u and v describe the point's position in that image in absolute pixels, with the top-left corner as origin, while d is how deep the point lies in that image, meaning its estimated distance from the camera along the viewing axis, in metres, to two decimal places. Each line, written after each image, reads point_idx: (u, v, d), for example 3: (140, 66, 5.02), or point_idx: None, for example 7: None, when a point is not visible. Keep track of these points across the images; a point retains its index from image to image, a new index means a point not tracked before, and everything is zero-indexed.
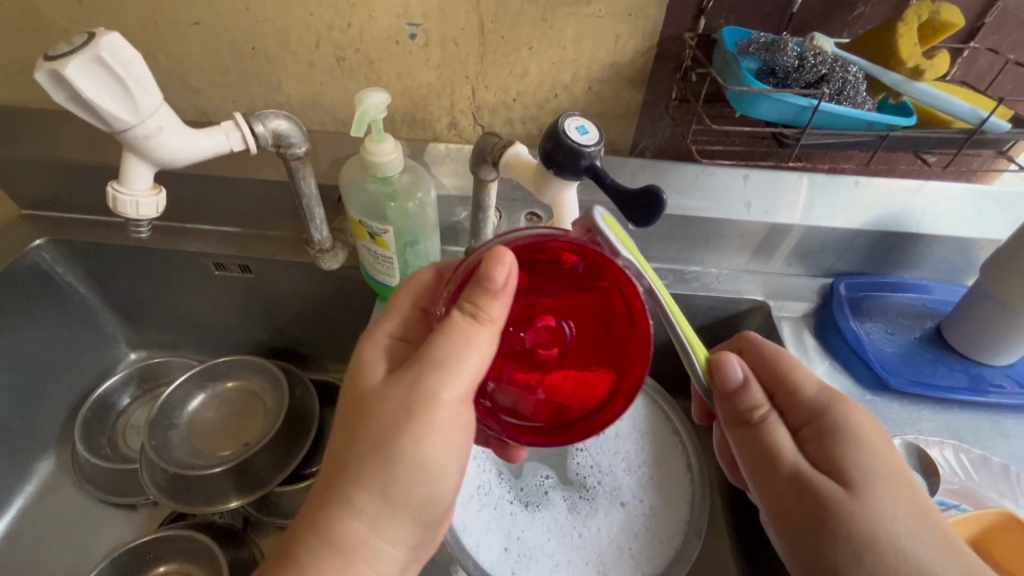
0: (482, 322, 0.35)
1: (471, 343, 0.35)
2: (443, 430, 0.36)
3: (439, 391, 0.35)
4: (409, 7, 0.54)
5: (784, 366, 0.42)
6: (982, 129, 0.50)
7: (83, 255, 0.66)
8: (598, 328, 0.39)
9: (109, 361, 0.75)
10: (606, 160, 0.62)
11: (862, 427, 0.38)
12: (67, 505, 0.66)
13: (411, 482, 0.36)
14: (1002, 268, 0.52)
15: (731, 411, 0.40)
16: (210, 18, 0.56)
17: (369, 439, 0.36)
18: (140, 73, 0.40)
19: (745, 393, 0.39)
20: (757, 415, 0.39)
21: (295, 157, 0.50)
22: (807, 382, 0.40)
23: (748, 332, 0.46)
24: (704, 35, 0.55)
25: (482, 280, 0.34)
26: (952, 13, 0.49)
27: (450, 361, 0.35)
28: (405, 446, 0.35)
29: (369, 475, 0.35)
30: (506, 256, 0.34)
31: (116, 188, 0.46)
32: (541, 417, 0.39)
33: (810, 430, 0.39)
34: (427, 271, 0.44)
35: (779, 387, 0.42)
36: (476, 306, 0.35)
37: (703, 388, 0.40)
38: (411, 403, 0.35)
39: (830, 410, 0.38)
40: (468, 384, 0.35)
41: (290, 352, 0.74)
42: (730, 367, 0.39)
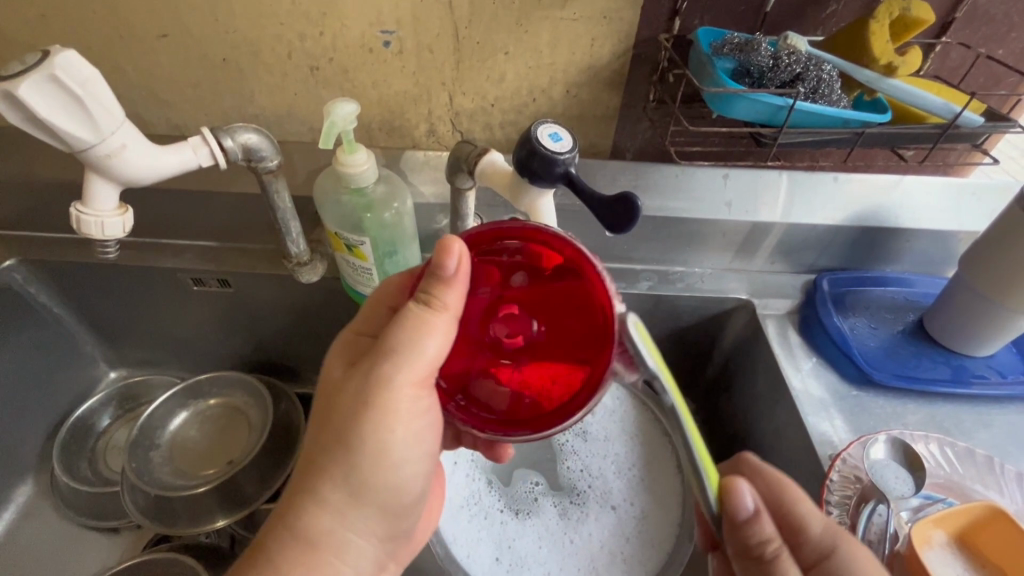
0: (437, 310, 0.35)
1: (427, 329, 0.35)
2: (403, 417, 0.36)
3: (392, 377, 0.35)
4: (381, 15, 0.54)
5: (793, 497, 0.39)
6: (956, 123, 0.51)
7: (55, 275, 0.64)
8: (569, 313, 0.39)
9: (88, 381, 0.73)
10: (585, 163, 0.61)
11: (867, 571, 0.37)
12: (46, 531, 0.65)
13: (373, 470, 0.36)
14: (982, 260, 0.52)
15: (738, 545, 0.36)
16: (178, 30, 0.55)
17: (328, 433, 0.36)
18: (98, 90, 0.39)
19: (756, 524, 0.35)
20: (769, 550, 0.35)
21: (268, 170, 0.49)
22: (813, 518, 0.38)
23: (745, 453, 0.43)
24: (680, 35, 0.55)
25: (435, 269, 0.35)
26: (922, 9, 0.49)
27: (402, 349, 0.35)
28: (366, 437, 0.35)
29: (333, 465, 0.36)
30: (455, 244, 0.34)
31: (80, 209, 0.45)
32: (516, 412, 0.37)
33: (819, 575, 0.37)
34: (398, 274, 0.43)
35: (784, 522, 0.39)
36: (431, 295, 0.35)
37: (709, 511, 0.36)
38: (366, 395, 0.35)
39: (839, 555, 0.37)
40: (427, 369, 0.35)
41: (273, 366, 0.73)
42: (742, 497, 0.35)
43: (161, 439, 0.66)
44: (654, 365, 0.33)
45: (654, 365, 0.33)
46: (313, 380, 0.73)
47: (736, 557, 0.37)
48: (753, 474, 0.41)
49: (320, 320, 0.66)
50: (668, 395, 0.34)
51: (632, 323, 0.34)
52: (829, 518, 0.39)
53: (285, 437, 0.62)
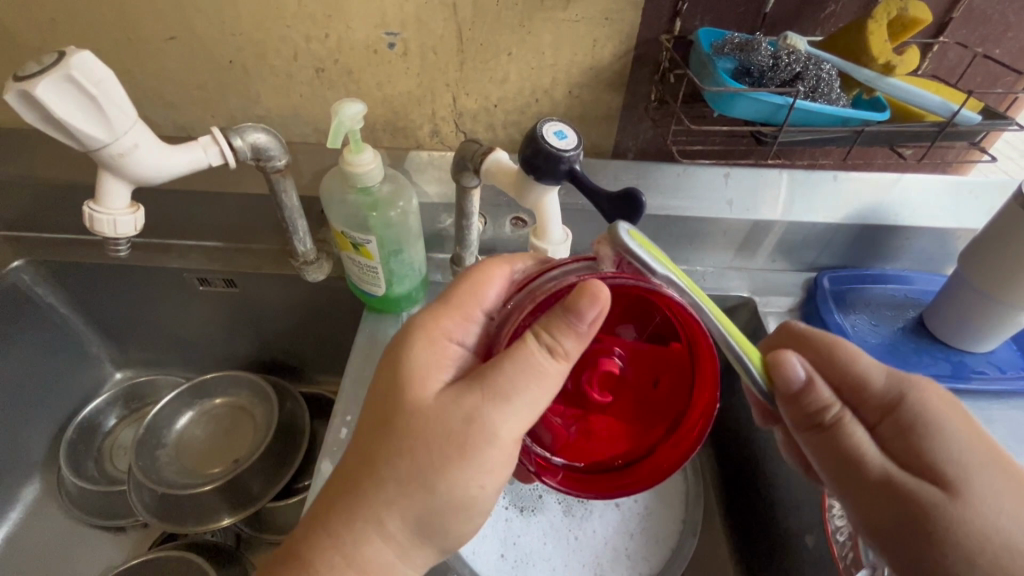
0: (558, 360, 0.33)
1: (541, 379, 0.33)
2: (491, 470, 0.34)
3: (497, 431, 0.33)
4: (386, 16, 0.54)
5: (844, 358, 0.40)
6: (954, 121, 0.51)
7: (63, 275, 0.65)
8: (655, 378, 0.39)
9: (94, 382, 0.74)
10: (588, 163, 0.62)
11: (940, 411, 0.37)
12: (53, 530, 0.65)
13: (446, 516, 0.35)
14: (981, 257, 0.53)
15: (798, 414, 0.37)
16: (186, 33, 0.55)
17: (412, 457, 0.34)
18: (113, 91, 0.39)
19: (811, 393, 0.36)
20: (830, 415, 0.37)
21: (276, 170, 0.50)
22: (872, 373, 0.39)
23: (793, 325, 0.45)
24: (680, 36, 0.56)
25: (570, 314, 0.32)
26: (919, 9, 0.50)
27: (517, 397, 0.33)
28: (452, 484, 0.34)
29: (401, 497, 0.34)
30: (602, 292, 0.32)
31: (92, 208, 0.45)
32: (573, 457, 0.39)
33: (886, 426, 0.37)
34: (498, 274, 0.41)
35: (845, 383, 0.40)
36: (556, 342, 0.33)
37: (764, 393, 0.37)
38: (464, 435, 0.33)
39: (907, 402, 0.37)
40: (529, 424, 0.34)
41: (278, 366, 0.73)
42: (792, 367, 0.36)
43: (168, 439, 0.66)
44: (664, 270, 0.34)
45: (666, 271, 0.34)
46: (318, 379, 0.74)
47: (798, 430, 0.38)
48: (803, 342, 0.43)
49: (325, 319, 0.67)
50: (688, 296, 0.35)
51: (624, 231, 0.34)
52: (893, 369, 0.39)
53: (291, 435, 0.63)
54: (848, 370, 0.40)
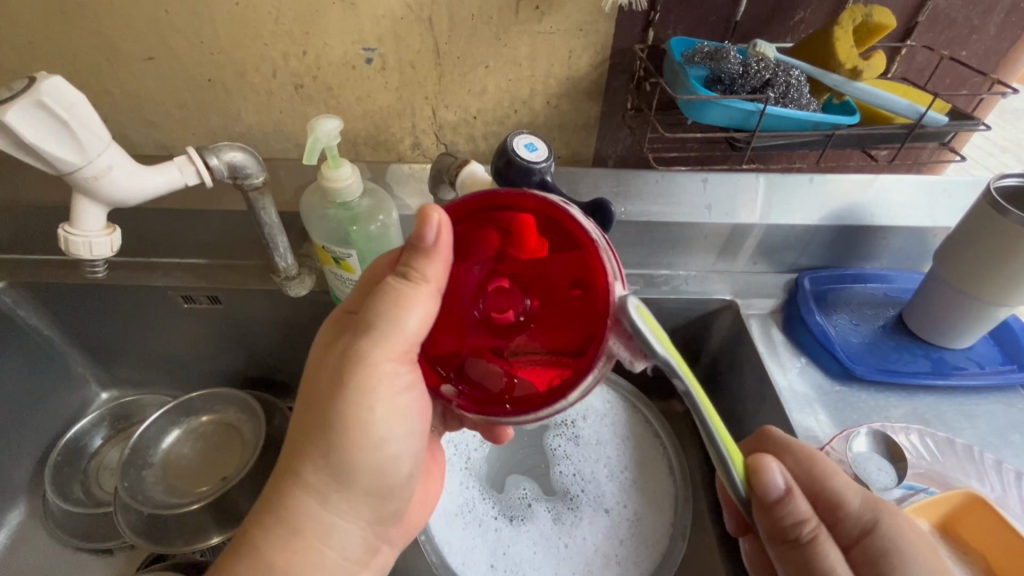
0: (415, 282, 0.35)
1: (406, 302, 0.35)
2: (382, 392, 0.36)
3: (369, 352, 0.35)
4: (363, 32, 0.55)
5: (821, 470, 0.40)
6: (921, 122, 0.52)
7: (45, 296, 0.65)
8: (567, 284, 0.37)
9: (79, 403, 0.73)
10: (568, 171, 0.63)
11: (911, 544, 0.36)
12: (38, 555, 0.64)
13: (354, 452, 0.37)
14: (958, 256, 0.53)
15: (772, 526, 0.36)
16: (164, 52, 0.56)
17: (309, 409, 0.37)
18: (85, 115, 0.40)
19: (788, 505, 0.35)
20: (805, 531, 0.35)
21: (254, 187, 0.50)
22: (848, 491, 0.38)
23: (769, 430, 0.45)
24: (654, 46, 0.57)
25: (415, 241, 0.35)
26: (883, 15, 0.51)
27: (380, 323, 0.35)
28: (345, 414, 0.36)
29: (310, 443, 0.36)
30: (433, 213, 0.34)
31: (68, 230, 0.45)
32: (508, 392, 0.37)
33: (860, 548, 0.37)
34: (383, 258, 0.41)
35: (820, 497, 0.39)
36: (410, 267, 0.35)
37: (740, 496, 0.37)
38: (342, 370, 0.36)
39: (879, 529, 0.36)
40: (402, 344, 0.36)
41: (266, 382, 0.73)
42: (771, 474, 0.35)
43: (155, 457, 0.66)
44: (664, 352, 0.32)
45: (664, 352, 0.32)
46: None
47: (770, 540, 0.37)
48: (781, 450, 0.42)
49: (310, 332, 0.66)
50: (680, 377, 0.33)
51: (630, 303, 0.32)
52: (866, 492, 0.39)
53: (278, 451, 0.62)
54: (826, 482, 0.39)
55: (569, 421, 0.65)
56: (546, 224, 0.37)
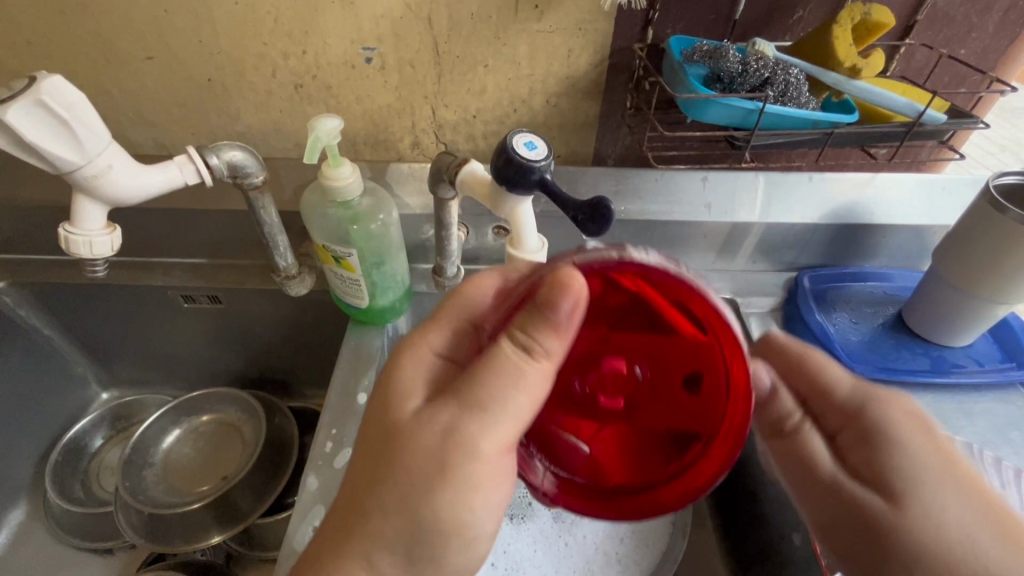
0: (537, 359, 0.34)
1: (522, 383, 0.33)
2: (486, 485, 0.34)
3: (478, 443, 0.33)
4: (362, 31, 0.55)
5: (814, 367, 0.41)
6: (920, 121, 0.52)
7: (45, 296, 0.65)
8: (680, 376, 0.37)
9: (80, 403, 0.73)
10: (567, 170, 0.63)
11: (903, 424, 0.37)
12: (39, 554, 0.64)
13: (443, 538, 0.35)
14: (956, 253, 0.53)
15: (766, 422, 0.44)
16: (164, 52, 0.56)
17: (389, 483, 0.34)
18: (85, 114, 0.40)
19: (774, 402, 0.43)
20: (790, 423, 0.42)
21: (253, 187, 0.50)
22: (838, 384, 0.40)
23: (772, 334, 0.44)
24: (653, 45, 0.57)
25: (545, 308, 0.33)
26: (882, 13, 0.51)
27: (495, 406, 0.33)
28: (435, 503, 0.34)
29: (388, 516, 0.34)
30: (574, 282, 0.32)
31: (68, 229, 0.45)
32: (588, 473, 0.37)
33: (847, 434, 0.39)
34: (488, 283, 0.42)
35: (814, 391, 0.41)
36: (533, 342, 0.33)
37: None
38: (442, 454, 0.33)
39: (868, 413, 0.38)
40: (512, 430, 0.34)
41: (266, 381, 0.73)
42: (760, 377, 0.42)
43: (155, 457, 0.66)
44: None
45: None
46: (306, 393, 0.74)
47: (766, 436, 0.44)
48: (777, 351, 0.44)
49: (310, 331, 0.66)
50: None
51: None
52: (861, 380, 0.40)
53: (279, 450, 0.63)
54: (815, 379, 0.41)
55: None
56: (668, 301, 0.35)
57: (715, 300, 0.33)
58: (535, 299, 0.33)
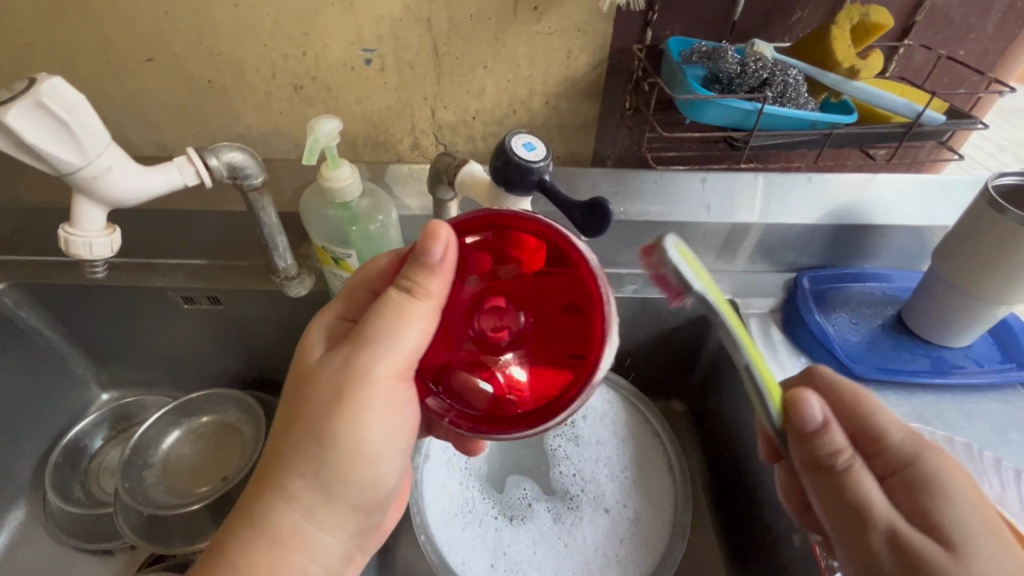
0: (420, 298, 0.35)
1: (406, 318, 0.35)
2: (379, 410, 0.36)
3: (371, 368, 0.35)
4: (362, 33, 0.55)
5: (867, 409, 0.41)
6: (919, 121, 0.52)
7: (45, 297, 0.65)
8: (561, 307, 0.38)
9: (80, 404, 0.73)
10: (567, 171, 0.63)
11: (952, 475, 0.36)
12: (38, 555, 0.64)
13: (349, 467, 0.36)
14: (955, 253, 0.53)
15: (807, 454, 0.37)
16: (164, 54, 0.56)
17: (301, 424, 0.35)
18: (85, 115, 0.40)
19: (824, 436, 0.36)
20: (841, 460, 0.36)
21: (253, 188, 0.50)
22: (892, 427, 0.39)
23: (817, 369, 0.46)
24: (652, 46, 0.57)
25: (420, 256, 0.34)
26: (881, 14, 0.51)
27: (382, 337, 0.35)
28: (339, 430, 0.35)
29: (301, 460, 0.35)
30: (441, 230, 0.34)
31: (69, 230, 0.45)
32: (493, 406, 0.36)
33: (896, 480, 0.37)
34: (384, 257, 0.42)
35: (862, 433, 0.40)
36: (414, 283, 0.35)
37: (776, 429, 0.38)
38: (342, 387, 0.35)
39: (920, 460, 0.37)
40: (402, 359, 0.35)
41: (266, 382, 0.73)
42: (809, 407, 0.36)
43: (155, 458, 0.66)
44: (700, 287, 0.37)
45: (701, 288, 0.38)
46: None
47: (805, 470, 0.37)
48: (829, 389, 0.44)
49: None
50: (718, 313, 0.39)
51: (671, 242, 0.37)
52: (913, 429, 0.39)
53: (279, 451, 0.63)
54: (871, 419, 0.40)
55: (569, 421, 0.65)
56: (545, 249, 0.37)
57: (574, 235, 0.36)
58: (413, 249, 0.35)
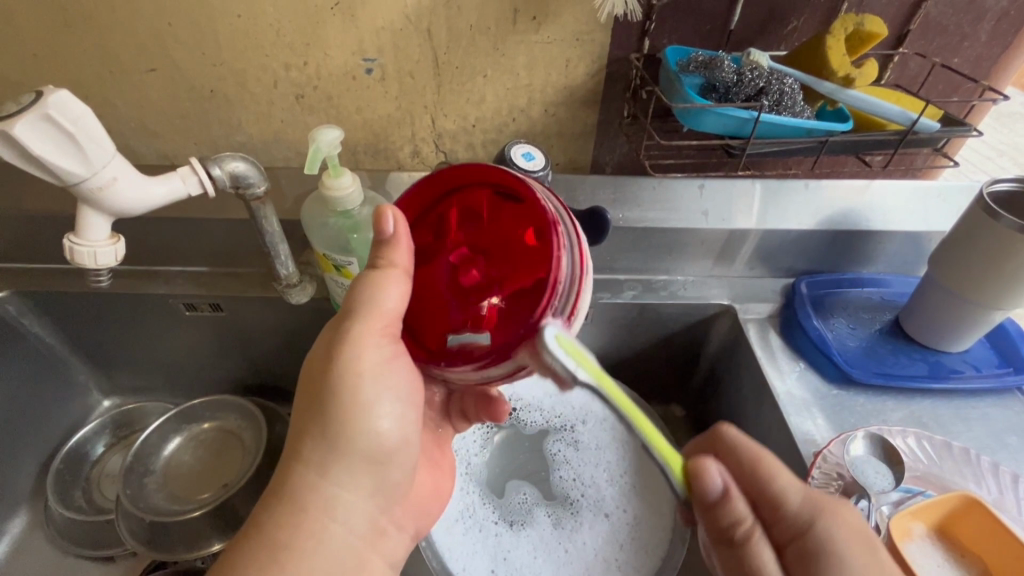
0: (382, 267, 0.38)
1: (372, 283, 0.38)
2: (372, 369, 0.38)
3: (352, 332, 0.38)
4: (363, 43, 0.56)
5: (766, 472, 0.40)
6: (914, 129, 0.52)
7: (48, 305, 0.65)
8: (522, 239, 0.38)
9: (81, 411, 0.73)
10: (566, 178, 0.63)
11: (846, 545, 0.36)
12: (39, 562, 0.64)
13: (352, 423, 0.38)
14: (951, 260, 0.54)
15: (714, 528, 0.39)
16: (167, 64, 0.57)
17: (307, 392, 0.39)
18: (91, 127, 0.40)
19: (725, 506, 0.38)
20: (739, 532, 0.38)
21: (255, 197, 0.50)
22: (789, 491, 0.38)
23: (722, 428, 0.43)
24: (649, 54, 0.57)
25: (376, 236, 0.39)
26: (876, 24, 0.52)
27: (357, 307, 0.38)
28: (336, 391, 0.38)
29: (310, 421, 0.38)
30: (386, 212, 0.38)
31: (74, 240, 0.46)
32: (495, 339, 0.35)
33: (794, 547, 0.37)
34: None
35: (762, 495, 0.40)
36: (375, 256, 0.38)
37: (685, 497, 0.40)
38: (330, 356, 0.38)
39: (813, 530, 0.37)
40: (381, 317, 0.38)
41: (267, 388, 0.73)
42: (707, 480, 0.38)
43: (156, 465, 0.66)
44: (585, 378, 0.34)
45: (586, 375, 0.34)
46: None
47: (714, 543, 0.40)
48: (728, 451, 0.42)
49: (311, 339, 0.67)
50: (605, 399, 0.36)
51: (547, 334, 0.32)
52: (811, 490, 0.39)
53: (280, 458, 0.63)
54: (768, 483, 0.39)
55: (569, 426, 0.65)
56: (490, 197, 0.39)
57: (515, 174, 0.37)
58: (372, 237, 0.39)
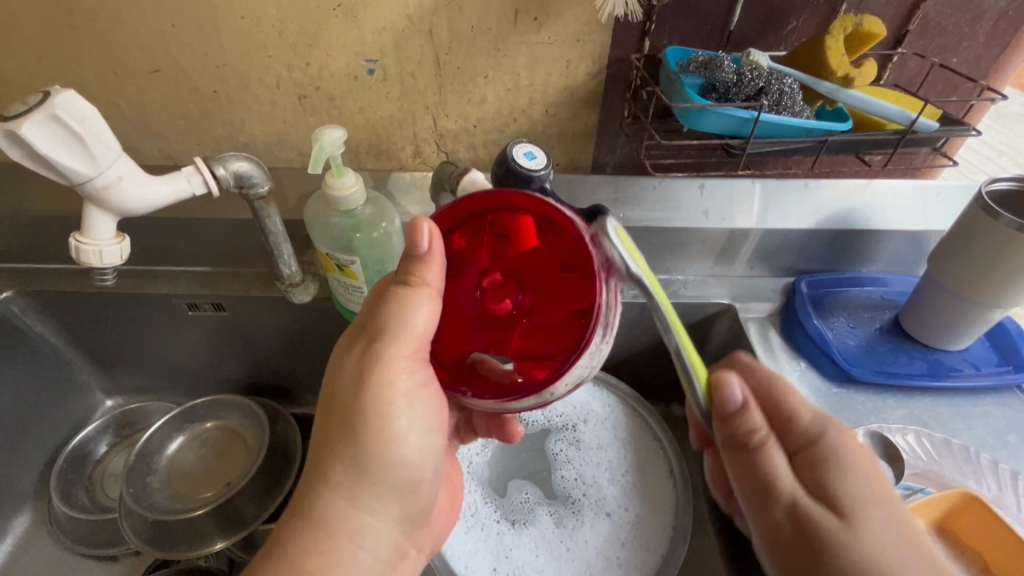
0: (416, 286, 0.38)
1: (408, 304, 0.37)
2: (405, 392, 0.38)
3: (383, 352, 0.37)
4: (365, 44, 0.56)
5: (783, 388, 0.40)
6: (914, 128, 0.53)
7: (52, 305, 0.65)
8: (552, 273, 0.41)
9: (84, 411, 0.73)
10: (566, 178, 0.64)
11: (854, 451, 0.37)
12: (43, 561, 0.64)
13: (383, 447, 0.38)
14: (951, 259, 0.54)
15: (727, 436, 0.38)
16: (171, 65, 0.57)
17: (335, 411, 0.38)
18: (96, 126, 0.41)
19: (742, 418, 0.38)
20: (755, 439, 0.37)
21: (259, 196, 0.51)
22: (803, 406, 0.39)
23: (738, 354, 0.44)
24: (650, 55, 0.58)
25: (410, 252, 0.38)
26: (874, 24, 0.52)
27: (390, 328, 0.37)
28: (368, 414, 0.37)
29: (338, 442, 0.37)
30: (422, 226, 0.37)
31: (79, 239, 0.46)
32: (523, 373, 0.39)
33: (802, 455, 0.37)
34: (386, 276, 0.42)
35: (775, 412, 0.40)
36: (409, 274, 0.38)
37: (702, 409, 0.39)
38: (360, 374, 0.37)
39: (826, 438, 0.37)
40: (417, 340, 0.38)
41: (269, 387, 0.74)
42: (729, 390, 0.38)
43: (159, 464, 0.67)
44: (638, 270, 0.35)
45: (637, 269, 0.35)
46: (307, 400, 0.74)
47: (725, 449, 0.39)
48: (746, 371, 0.43)
49: (313, 338, 0.67)
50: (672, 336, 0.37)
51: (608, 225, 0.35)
52: (822, 408, 0.39)
53: (283, 458, 0.63)
54: (783, 398, 0.40)
55: (570, 425, 0.66)
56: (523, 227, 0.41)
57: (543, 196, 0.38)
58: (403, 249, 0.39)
